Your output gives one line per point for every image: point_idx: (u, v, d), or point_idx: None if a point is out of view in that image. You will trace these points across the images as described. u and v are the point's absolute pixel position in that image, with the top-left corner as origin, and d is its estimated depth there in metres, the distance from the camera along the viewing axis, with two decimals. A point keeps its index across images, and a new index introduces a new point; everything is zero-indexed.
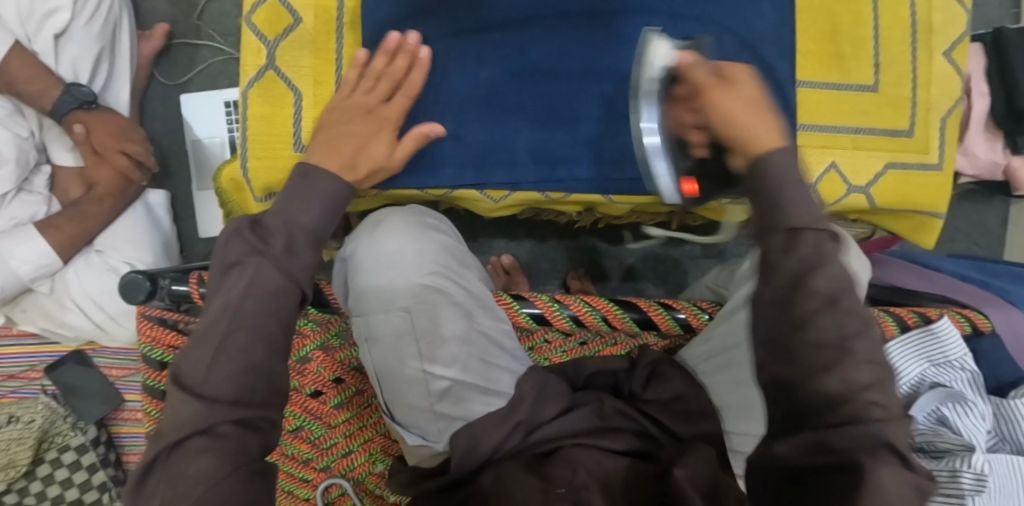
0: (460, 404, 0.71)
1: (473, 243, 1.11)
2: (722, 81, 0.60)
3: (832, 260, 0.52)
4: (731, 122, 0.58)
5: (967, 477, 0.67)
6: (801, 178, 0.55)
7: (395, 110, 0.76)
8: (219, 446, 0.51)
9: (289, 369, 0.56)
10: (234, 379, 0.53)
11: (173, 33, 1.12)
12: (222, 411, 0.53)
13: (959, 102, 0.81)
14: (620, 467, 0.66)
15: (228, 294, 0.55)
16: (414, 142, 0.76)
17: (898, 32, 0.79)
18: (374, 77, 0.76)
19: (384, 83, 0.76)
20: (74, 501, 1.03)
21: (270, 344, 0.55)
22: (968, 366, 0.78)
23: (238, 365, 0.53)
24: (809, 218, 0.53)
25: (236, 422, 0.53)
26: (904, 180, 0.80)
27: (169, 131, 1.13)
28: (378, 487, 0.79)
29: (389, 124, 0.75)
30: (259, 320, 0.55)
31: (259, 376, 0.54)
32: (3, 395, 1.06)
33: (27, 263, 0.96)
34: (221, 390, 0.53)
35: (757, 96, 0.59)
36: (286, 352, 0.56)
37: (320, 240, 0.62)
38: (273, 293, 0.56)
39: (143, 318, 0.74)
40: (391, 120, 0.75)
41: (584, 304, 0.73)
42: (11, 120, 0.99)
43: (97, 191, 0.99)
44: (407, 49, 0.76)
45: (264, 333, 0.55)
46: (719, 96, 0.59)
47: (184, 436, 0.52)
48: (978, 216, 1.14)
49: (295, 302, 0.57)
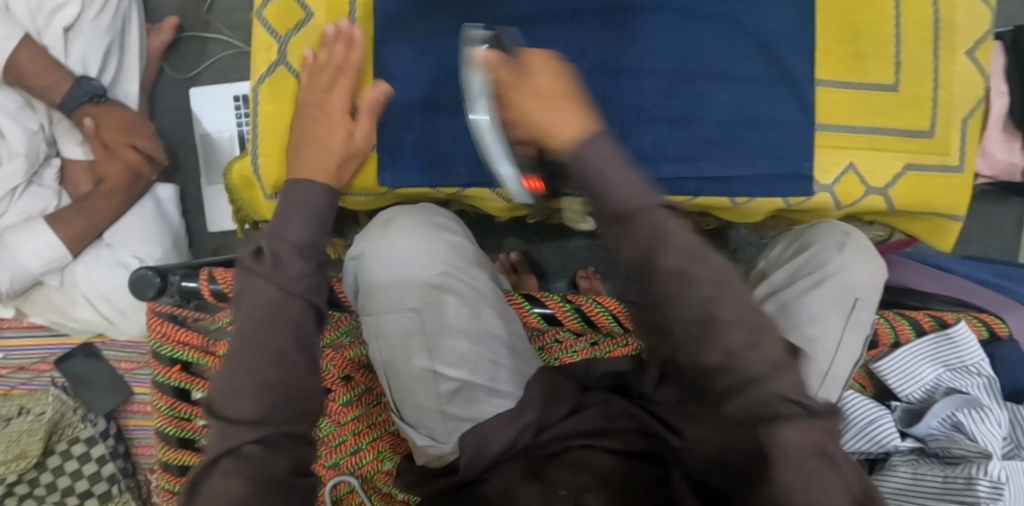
0: (469, 405, 0.70)
1: (483, 240, 1.10)
2: (517, 74, 0.50)
3: (674, 238, 0.46)
4: (530, 121, 0.48)
5: (983, 484, 0.66)
6: (623, 166, 0.47)
7: (339, 95, 0.72)
8: (244, 468, 0.52)
9: (312, 379, 0.55)
10: (251, 400, 0.53)
11: (183, 26, 1.12)
12: (244, 433, 0.52)
13: (982, 101, 0.79)
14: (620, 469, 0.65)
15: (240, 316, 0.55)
16: (367, 120, 0.71)
17: (920, 30, 0.78)
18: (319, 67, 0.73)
19: (326, 71, 0.72)
20: (84, 492, 1.03)
21: (283, 359, 0.54)
22: (984, 372, 0.77)
23: (252, 383, 0.53)
24: (633, 198, 0.47)
25: (259, 442, 0.52)
26: (922, 182, 0.79)
27: (178, 125, 1.13)
28: (386, 485, 0.77)
29: (334, 109, 0.71)
30: (267, 335, 0.53)
31: (278, 392, 0.53)
32: (14, 387, 1.07)
33: (38, 257, 0.97)
34: (241, 412, 0.52)
35: (560, 86, 0.49)
36: (303, 365, 0.55)
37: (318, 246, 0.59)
38: (274, 309, 0.54)
39: (152, 314, 0.73)
40: (336, 105, 0.71)
41: (596, 304, 0.75)
42: (21, 115, 1.00)
43: (106, 186, 0.99)
44: (344, 33, 0.73)
45: (275, 350, 0.53)
46: (516, 94, 0.49)
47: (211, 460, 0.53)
48: (994, 217, 1.12)
49: (304, 313, 0.55)
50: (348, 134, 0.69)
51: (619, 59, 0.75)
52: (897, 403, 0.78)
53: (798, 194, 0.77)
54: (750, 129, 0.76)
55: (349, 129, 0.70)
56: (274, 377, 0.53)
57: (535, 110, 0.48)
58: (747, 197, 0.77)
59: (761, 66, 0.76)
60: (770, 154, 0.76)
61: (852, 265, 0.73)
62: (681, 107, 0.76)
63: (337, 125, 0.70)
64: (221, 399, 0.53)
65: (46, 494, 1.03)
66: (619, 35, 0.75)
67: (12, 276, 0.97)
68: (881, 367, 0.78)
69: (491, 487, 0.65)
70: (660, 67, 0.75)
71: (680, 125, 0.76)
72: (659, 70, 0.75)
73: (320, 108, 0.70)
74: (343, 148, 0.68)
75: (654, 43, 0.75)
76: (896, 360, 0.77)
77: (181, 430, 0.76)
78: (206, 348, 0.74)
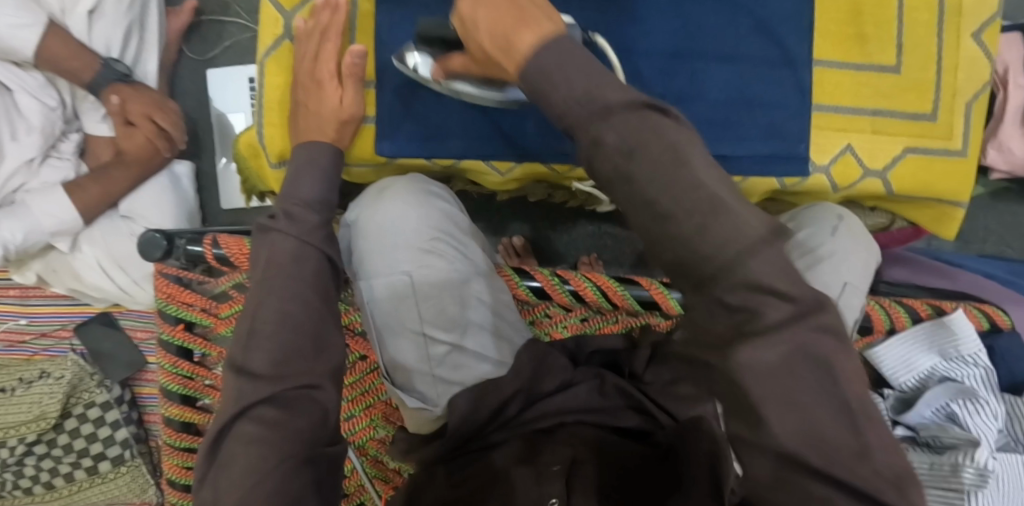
0: (459, 369, 0.72)
1: (487, 222, 1.12)
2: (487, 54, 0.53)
3: None
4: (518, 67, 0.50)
5: (969, 472, 0.66)
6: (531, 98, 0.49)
7: (313, 50, 0.75)
8: (259, 436, 0.54)
9: (325, 327, 0.59)
10: (271, 354, 0.56)
11: (203, 9, 1.16)
12: (250, 391, 0.55)
13: (987, 86, 0.78)
14: (619, 446, 0.67)
15: (257, 266, 0.60)
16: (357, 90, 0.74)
17: (925, 13, 0.77)
18: (317, 33, 0.75)
19: (312, 42, 0.75)
20: (98, 455, 1.07)
21: (301, 300, 0.58)
22: (982, 362, 0.75)
23: (276, 325, 0.56)
24: None
25: (274, 403, 0.55)
26: (925, 165, 0.77)
27: (196, 104, 1.17)
28: (378, 452, 0.81)
29: (309, 68, 0.75)
30: (283, 279, 0.58)
31: (298, 336, 0.57)
32: (37, 353, 1.12)
33: (50, 223, 1.01)
34: (260, 367, 0.56)
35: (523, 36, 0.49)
36: (318, 314, 0.59)
37: (326, 209, 0.65)
38: (292, 259, 0.59)
39: (160, 275, 0.75)
40: (307, 66, 0.75)
41: (584, 278, 0.75)
42: (43, 92, 1.05)
43: (126, 158, 1.04)
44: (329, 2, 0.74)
45: (294, 295, 0.58)
46: (509, 60, 0.51)
47: (227, 422, 0.54)
48: (1012, 216, 1.10)
49: (309, 268, 0.60)
50: (339, 101, 0.73)
51: (615, 35, 0.75)
52: (890, 391, 0.77)
53: (793, 175, 0.76)
54: (744, 108, 0.76)
55: (338, 95, 0.73)
56: (294, 319, 0.57)
57: (500, 62, 0.51)
58: (741, 177, 0.77)
59: (760, 47, 0.76)
60: (767, 135, 0.76)
61: (844, 250, 0.73)
62: (678, 85, 0.76)
63: (329, 93, 0.73)
64: (243, 353, 0.56)
65: (62, 455, 1.07)
66: (617, 12, 0.75)
67: (25, 234, 1.00)
68: (878, 355, 0.75)
69: (498, 456, 0.65)
70: (658, 46, 0.76)
71: (677, 103, 0.76)
72: (656, 49, 0.76)
73: (319, 83, 0.74)
74: (336, 114, 0.72)
75: (651, 21, 0.76)
76: (891, 347, 0.74)
77: (183, 388, 0.78)
78: (209, 310, 0.76)
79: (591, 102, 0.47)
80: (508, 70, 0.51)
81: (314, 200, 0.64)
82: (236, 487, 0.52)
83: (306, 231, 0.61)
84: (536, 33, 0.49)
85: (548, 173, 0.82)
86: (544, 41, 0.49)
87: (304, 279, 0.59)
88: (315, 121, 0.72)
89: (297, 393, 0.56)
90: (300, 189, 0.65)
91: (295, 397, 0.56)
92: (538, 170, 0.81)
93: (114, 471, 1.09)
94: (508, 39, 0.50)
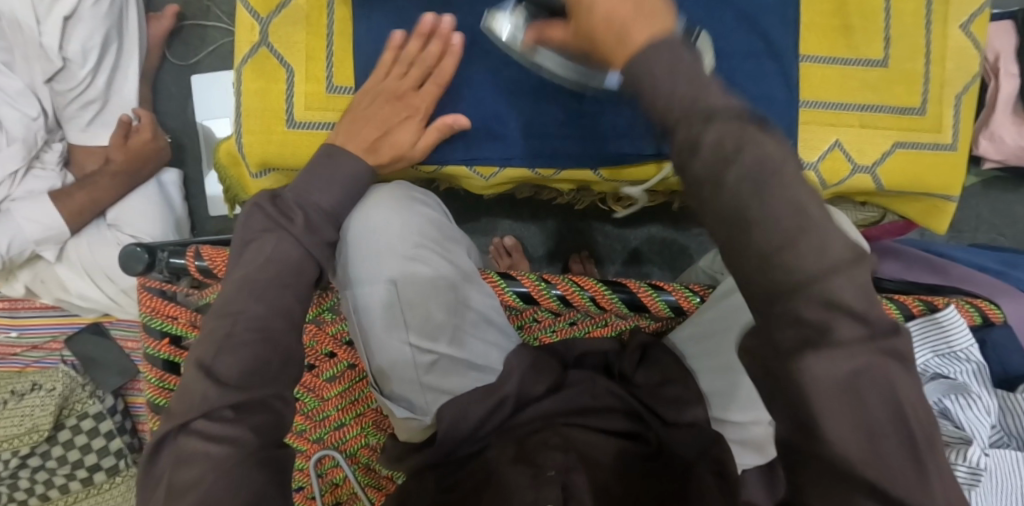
0: (447, 376, 0.71)
1: (477, 222, 1.11)
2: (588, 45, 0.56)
3: None
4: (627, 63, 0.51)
5: (962, 470, 0.66)
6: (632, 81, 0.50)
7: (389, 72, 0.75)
8: None
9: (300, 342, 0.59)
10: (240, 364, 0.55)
11: (184, 14, 1.16)
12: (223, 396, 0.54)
13: (977, 77, 0.77)
14: (605, 447, 0.67)
15: (248, 266, 0.59)
16: (437, 134, 0.75)
17: (912, 3, 0.76)
18: (408, 62, 0.74)
19: (417, 68, 0.74)
20: (93, 466, 1.07)
21: (288, 318, 0.59)
22: (974, 358, 0.73)
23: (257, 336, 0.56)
24: None
25: (236, 407, 0.54)
26: (914, 160, 0.76)
27: (181, 111, 1.17)
28: (370, 460, 0.80)
29: (378, 93, 0.74)
30: (272, 288, 0.58)
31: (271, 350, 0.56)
32: (27, 365, 1.11)
33: (34, 231, 1.00)
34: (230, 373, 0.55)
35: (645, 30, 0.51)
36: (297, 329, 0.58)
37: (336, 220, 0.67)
38: (293, 272, 0.60)
39: (143, 289, 0.74)
40: (379, 90, 0.74)
41: (572, 282, 0.74)
42: (21, 100, 1.02)
43: (111, 167, 1.03)
44: (441, 33, 0.74)
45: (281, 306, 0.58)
46: (618, 51, 0.52)
47: (190, 418, 0.53)
48: (1004, 204, 1.09)
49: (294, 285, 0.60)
50: (412, 142, 0.75)
51: None
52: None
53: None
54: None
55: (413, 137, 0.75)
56: (273, 335, 0.57)
57: (607, 49, 0.53)
58: None
59: (745, 42, 0.75)
60: None
61: None
62: None
63: (401, 131, 0.74)
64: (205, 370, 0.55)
65: (57, 466, 1.06)
66: None
67: (8, 242, 0.99)
68: None
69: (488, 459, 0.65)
70: None
71: None
72: None
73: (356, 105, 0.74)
74: (398, 151, 0.74)
75: None
76: None
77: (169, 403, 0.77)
78: (195, 323, 0.76)
79: (697, 101, 0.48)
80: (615, 58, 0.52)
81: (329, 211, 0.66)
82: (202, 485, 0.50)
83: (316, 246, 0.63)
84: (651, 26, 0.51)
85: (534, 177, 0.82)
86: (656, 38, 0.50)
87: (291, 291, 0.59)
88: (353, 134, 0.72)
89: (261, 402, 0.55)
90: (317, 198, 0.66)
91: (252, 402, 0.55)
92: (522, 174, 0.81)
93: (110, 480, 1.10)
94: (622, 30, 0.51)
